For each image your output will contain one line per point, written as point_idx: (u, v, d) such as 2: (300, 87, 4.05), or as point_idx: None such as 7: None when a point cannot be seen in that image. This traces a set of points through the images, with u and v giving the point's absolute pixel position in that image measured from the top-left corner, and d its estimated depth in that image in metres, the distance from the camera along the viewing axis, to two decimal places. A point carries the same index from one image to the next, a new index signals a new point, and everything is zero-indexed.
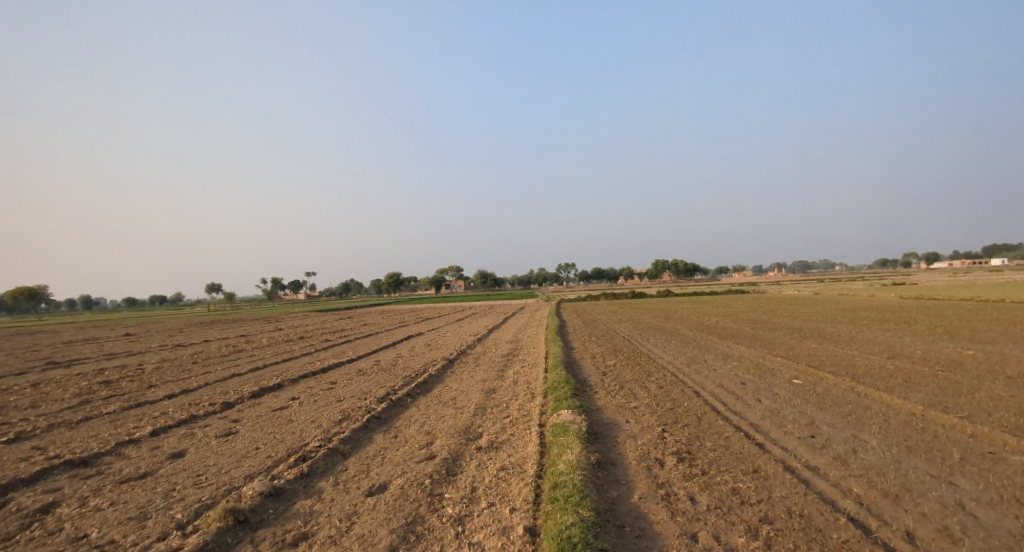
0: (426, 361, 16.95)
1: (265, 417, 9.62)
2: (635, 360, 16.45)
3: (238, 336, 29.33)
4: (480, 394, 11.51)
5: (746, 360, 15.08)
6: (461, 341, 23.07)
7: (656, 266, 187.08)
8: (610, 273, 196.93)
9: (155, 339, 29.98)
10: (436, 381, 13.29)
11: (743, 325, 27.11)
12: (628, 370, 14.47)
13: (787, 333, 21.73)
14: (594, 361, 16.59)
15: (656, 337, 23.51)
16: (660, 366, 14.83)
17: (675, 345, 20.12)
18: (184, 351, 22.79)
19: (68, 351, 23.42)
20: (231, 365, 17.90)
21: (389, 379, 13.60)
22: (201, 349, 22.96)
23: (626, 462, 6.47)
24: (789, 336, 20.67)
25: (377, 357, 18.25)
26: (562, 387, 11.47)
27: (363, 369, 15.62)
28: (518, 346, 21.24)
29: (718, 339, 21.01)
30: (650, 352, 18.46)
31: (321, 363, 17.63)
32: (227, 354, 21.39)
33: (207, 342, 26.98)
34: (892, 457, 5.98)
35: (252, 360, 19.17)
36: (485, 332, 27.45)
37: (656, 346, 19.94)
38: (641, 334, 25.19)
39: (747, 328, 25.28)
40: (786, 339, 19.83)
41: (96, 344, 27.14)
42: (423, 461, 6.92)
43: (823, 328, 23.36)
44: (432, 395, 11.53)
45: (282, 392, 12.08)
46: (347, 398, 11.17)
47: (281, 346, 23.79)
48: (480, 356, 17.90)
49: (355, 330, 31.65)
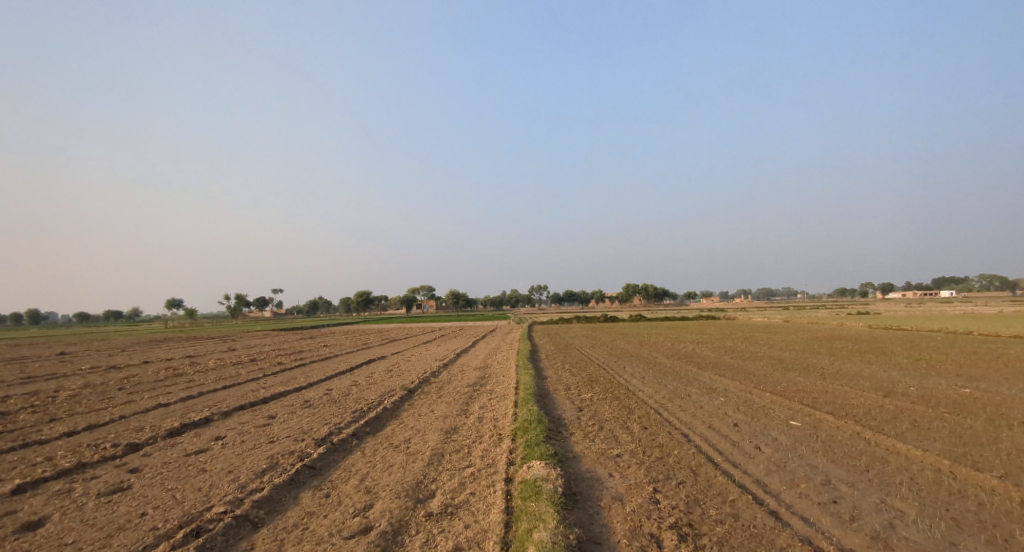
0: (385, 391, 15.25)
1: (171, 465, 7.83)
2: (614, 393, 15.16)
3: (182, 357, 26.72)
4: (439, 435, 9.96)
5: (732, 395, 13.98)
6: (427, 367, 21.33)
7: (631, 291, 188.71)
8: (586, 297, 197.47)
9: (83, 359, 26.92)
10: (391, 417, 11.68)
11: (720, 355, 26.25)
12: (606, 406, 13.14)
13: (769, 364, 20.87)
14: (569, 393, 15.20)
15: (633, 366, 22.33)
16: (641, 401, 13.57)
17: (655, 375, 18.97)
18: (111, 373, 20.22)
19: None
20: (159, 392, 15.70)
21: (337, 414, 11.85)
22: (133, 373, 20.45)
23: (615, 541, 5.07)
24: (772, 368, 19.77)
25: (330, 385, 16.40)
26: (533, 428, 10.05)
27: (310, 400, 13.79)
28: (488, 373, 19.67)
29: (699, 370, 19.94)
30: (629, 383, 17.21)
31: (264, 391, 15.62)
32: (160, 378, 19.00)
33: (145, 363, 24.33)
34: (943, 535, 4.83)
35: (186, 386, 16.96)
36: (455, 357, 25.78)
37: (635, 377, 18.70)
38: (618, 362, 23.96)
39: (726, 358, 24.43)
40: (769, 371, 18.94)
41: (11, 365, 24.07)
42: (355, 537, 5.36)
43: (802, 359, 22.70)
44: (383, 436, 9.94)
45: (205, 430, 10.20)
46: (281, 440, 9.45)
47: (225, 369, 21.45)
48: (445, 386, 16.28)
49: (314, 352, 29.33)
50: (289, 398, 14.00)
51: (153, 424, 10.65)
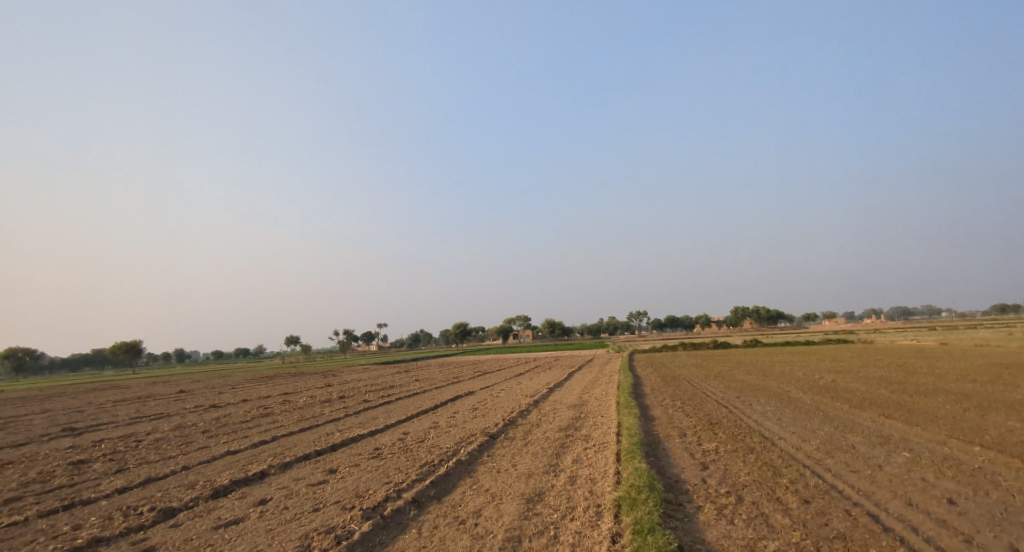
0: (461, 437, 13.35)
1: (191, 544, 6.46)
2: (745, 442, 11.73)
3: (280, 395, 27.55)
4: (517, 506, 7.65)
5: (923, 448, 9.92)
6: (512, 405, 19.17)
7: (732, 315, 172.63)
8: (682, 322, 184.58)
9: (197, 398, 28.94)
10: (462, 475, 9.65)
11: (874, 388, 20.71)
12: (739, 463, 9.89)
13: (957, 402, 15.54)
14: (684, 442, 12.04)
15: (761, 404, 18.14)
16: (788, 458, 10.07)
17: (794, 417, 14.89)
18: (210, 414, 20.91)
19: (103, 413, 22.45)
20: (241, 436, 15.34)
21: (403, 469, 10.10)
22: (230, 413, 20.94)
23: None
24: (964, 406, 14.62)
25: (405, 429, 14.91)
26: (643, 501, 7.36)
27: (381, 447, 12.31)
28: (582, 414, 16.99)
29: (854, 411, 15.37)
30: (762, 428, 13.49)
31: (339, 435, 14.56)
32: (250, 419, 19.07)
33: (245, 402, 25.26)
34: None
35: (268, 428, 16.60)
36: (543, 393, 23.40)
37: (767, 419, 14.77)
38: (739, 398, 19.74)
39: (886, 393, 19.07)
40: (962, 411, 13.89)
41: (140, 404, 26.48)
42: None
43: (1002, 394, 16.84)
44: (448, 505, 7.90)
45: (251, 493, 9.01)
46: (327, 511, 7.85)
47: (312, 408, 21.26)
48: (531, 431, 13.95)
49: (400, 388, 28.73)
50: (359, 445, 12.65)
51: (209, 484, 9.71)
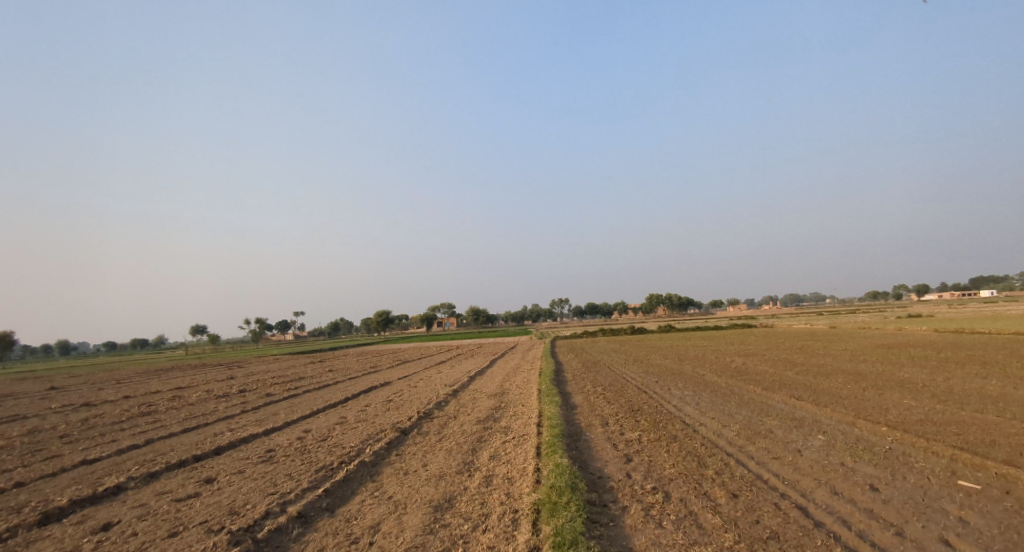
0: (369, 434, 11.99)
1: None
2: (667, 430, 11.56)
3: (167, 390, 24.05)
4: (423, 516, 6.59)
5: (835, 431, 10.20)
6: (431, 396, 18.05)
7: (654, 302, 183.15)
8: (609, 308, 193.05)
9: (62, 396, 24.54)
10: (363, 479, 8.40)
11: (779, 370, 22.10)
12: (662, 453, 9.55)
13: (851, 382, 16.79)
14: (607, 431, 11.64)
15: (679, 388, 18.50)
16: (710, 446, 9.91)
17: (711, 401, 15.18)
18: (74, 413, 17.53)
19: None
20: (105, 437, 12.70)
21: (294, 474, 8.58)
22: (95, 412, 17.66)
23: None
24: (859, 386, 15.73)
25: (306, 427, 13.20)
26: (564, 502, 6.62)
27: (275, 448, 10.64)
28: (505, 403, 16.26)
29: (766, 393, 16.03)
30: (682, 414, 13.50)
31: (229, 435, 12.55)
32: (123, 417, 16.08)
33: (121, 399, 21.65)
34: None
35: (138, 429, 13.98)
36: (467, 382, 22.40)
37: (687, 403, 14.91)
38: (659, 383, 20.08)
39: (789, 375, 20.34)
40: (858, 391, 14.90)
41: None
42: None
43: (887, 373, 18.52)
44: (342, 519, 6.64)
45: (96, 516, 6.47)
46: (186, 537, 5.89)
47: (204, 404, 18.61)
48: (448, 424, 12.91)
49: (313, 379, 26.41)
50: (248, 447, 10.84)
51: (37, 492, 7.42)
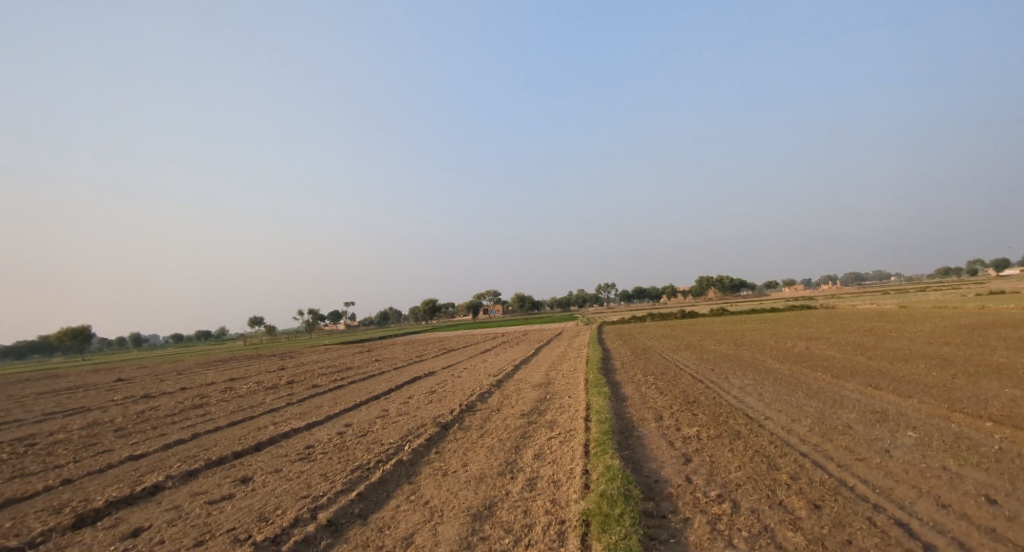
0: (409, 429, 11.63)
1: None
2: (728, 425, 10.46)
3: (224, 381, 25.10)
4: (460, 527, 6.01)
5: (930, 428, 8.78)
6: (473, 387, 17.65)
7: (700, 285, 176.55)
8: (652, 292, 188.14)
9: (130, 387, 26.07)
10: (399, 480, 7.95)
11: (850, 356, 20.10)
12: (725, 453, 8.55)
13: (939, 368, 14.85)
14: (661, 427, 10.69)
15: (737, 377, 17.11)
16: (781, 444, 8.79)
17: (775, 391, 13.81)
18: (137, 406, 18.36)
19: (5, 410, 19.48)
20: (157, 431, 13.00)
21: (328, 474, 8.25)
22: (157, 404, 18.53)
23: None
24: (950, 374, 13.83)
25: (348, 421, 13.07)
26: (618, 514, 5.86)
27: (314, 444, 10.45)
28: (549, 395, 15.57)
29: (837, 382, 14.46)
30: (743, 406, 12.28)
31: (272, 430, 12.56)
32: (180, 410, 16.67)
33: (182, 391, 22.75)
34: None
35: (193, 421, 14.42)
36: (509, 371, 21.87)
37: (748, 394, 13.63)
38: (714, 371, 18.70)
39: (862, 360, 18.40)
40: (950, 379, 13.08)
41: (63, 396, 23.62)
42: None
43: (982, 358, 16.27)
44: (374, 529, 6.16)
45: (127, 520, 6.68)
46: (211, 547, 5.69)
47: (254, 397, 19.05)
48: (490, 418, 12.37)
49: (358, 370, 26.75)
50: (289, 443, 10.72)
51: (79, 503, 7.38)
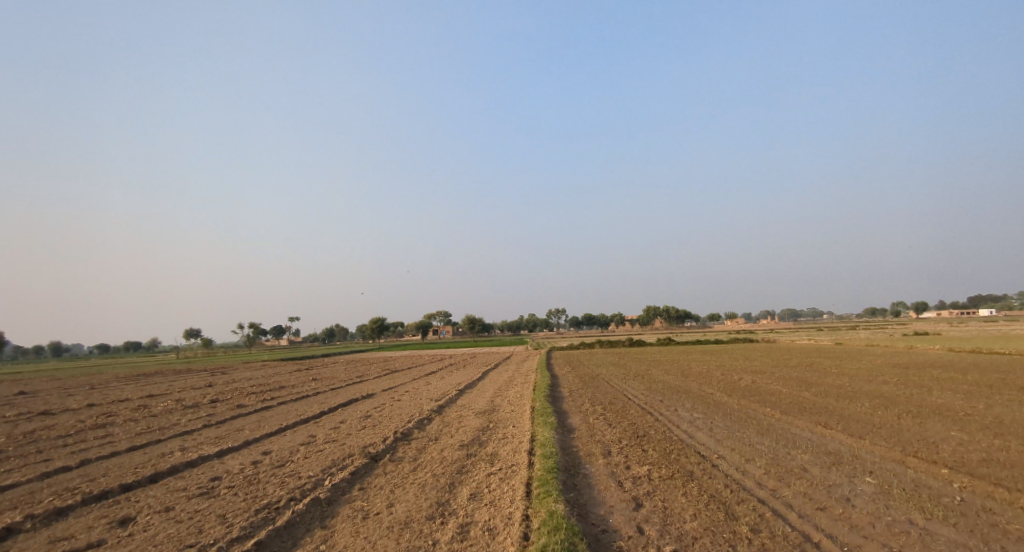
0: (334, 459, 10.36)
1: None
2: (680, 464, 9.97)
3: (134, 398, 22.34)
4: None
5: (884, 474, 8.62)
6: (415, 412, 16.48)
7: (654, 314, 181.67)
8: (608, 319, 191.60)
9: (18, 402, 22.66)
10: (312, 524, 6.74)
11: (793, 391, 20.52)
12: (679, 498, 7.97)
13: (879, 408, 15.23)
14: (609, 464, 10.05)
15: (687, 409, 16.91)
16: (737, 489, 8.33)
17: (725, 426, 13.58)
18: (19, 425, 15.74)
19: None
20: (34, 455, 10.85)
21: (228, 513, 6.83)
22: (43, 423, 15.96)
23: None
24: (891, 413, 14.14)
25: (266, 448, 11.55)
26: None
27: (222, 475, 8.96)
28: (494, 424, 14.68)
29: (785, 418, 14.47)
30: (694, 442, 11.89)
31: (178, 455, 10.81)
32: (66, 431, 14.36)
33: (80, 408, 19.92)
34: None
35: (80, 445, 12.33)
36: (456, 396, 20.77)
37: (698, 429, 13.30)
38: (664, 402, 18.44)
39: (806, 396, 18.73)
40: (891, 419, 13.36)
41: None
42: None
43: (915, 398, 16.94)
44: None
45: None
46: None
47: (166, 416, 16.84)
48: (426, 449, 11.32)
49: (292, 390, 24.69)
50: (191, 472, 9.12)
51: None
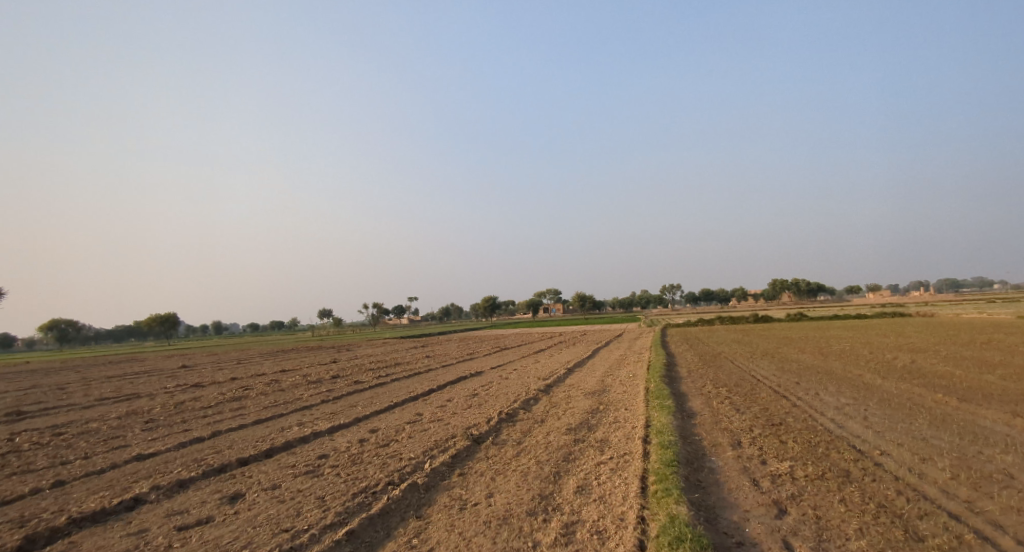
0: (436, 440, 10.13)
1: None
2: (830, 459, 8.00)
3: (275, 373, 25.38)
4: None
5: None
6: (518, 392, 16.03)
7: (773, 287, 163.81)
8: (719, 294, 177.28)
9: (190, 375, 27.08)
10: (407, 513, 6.36)
11: (979, 373, 16.18)
12: (835, 505, 6.23)
13: None
14: (741, 458, 8.42)
15: (830, 393, 14.11)
16: (914, 497, 6.33)
17: (885, 415, 10.89)
18: (189, 394, 18.59)
19: (73, 394, 20.51)
20: (184, 426, 12.45)
21: (327, 496, 6.77)
22: (205, 394, 18.62)
23: None
24: None
25: (375, 426, 11.84)
26: None
27: (328, 454, 9.20)
28: (600, 406, 13.58)
29: (974, 407, 11.23)
30: (847, 433, 9.64)
31: (296, 431, 11.57)
32: (219, 402, 16.49)
33: (235, 381, 23.09)
34: None
35: (226, 416, 13.92)
36: (559, 375, 19.99)
37: (849, 417, 10.86)
38: (799, 385, 15.71)
39: (1001, 380, 14.58)
40: None
41: (133, 381, 24.97)
42: None
43: None
44: None
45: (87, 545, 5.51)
46: None
47: (295, 391, 18.58)
48: (529, 431, 10.66)
49: (403, 366, 26.04)
50: (302, 450, 9.54)
51: (51, 499, 6.63)
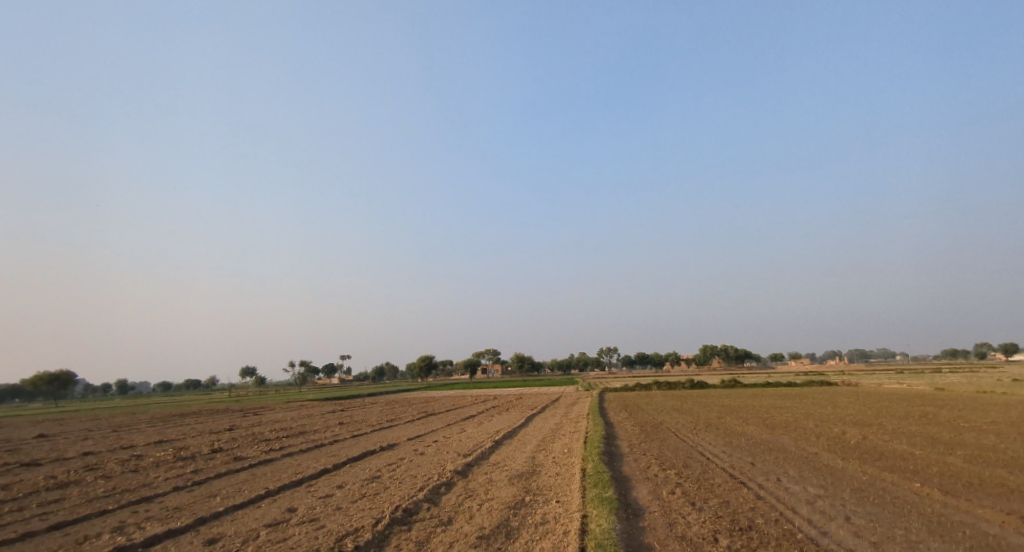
0: None
1: None
2: None
3: (139, 446, 20.42)
4: None
5: None
6: (431, 474, 13.16)
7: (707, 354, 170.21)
8: (658, 359, 181.77)
9: (29, 450, 21.28)
10: None
11: (935, 456, 15.26)
12: None
13: None
14: None
15: (793, 480, 12.40)
16: None
17: (871, 516, 9.16)
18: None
19: None
20: None
21: None
22: (19, 478, 14.03)
23: None
24: None
25: (219, 533, 8.56)
26: None
27: None
28: (529, 496, 11.03)
29: (959, 505, 9.79)
30: (837, 544, 7.71)
31: (97, 544, 8.03)
32: (26, 492, 12.19)
33: (77, 457, 18.09)
34: None
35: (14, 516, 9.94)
36: (487, 450, 17.15)
37: (831, 520, 9.01)
38: (757, 468, 13.95)
39: (964, 466, 13.56)
40: None
41: None
42: None
43: None
44: None
45: None
46: None
47: (148, 472, 14.46)
48: (429, 541, 7.92)
49: (307, 437, 22.00)
50: None
51: None
